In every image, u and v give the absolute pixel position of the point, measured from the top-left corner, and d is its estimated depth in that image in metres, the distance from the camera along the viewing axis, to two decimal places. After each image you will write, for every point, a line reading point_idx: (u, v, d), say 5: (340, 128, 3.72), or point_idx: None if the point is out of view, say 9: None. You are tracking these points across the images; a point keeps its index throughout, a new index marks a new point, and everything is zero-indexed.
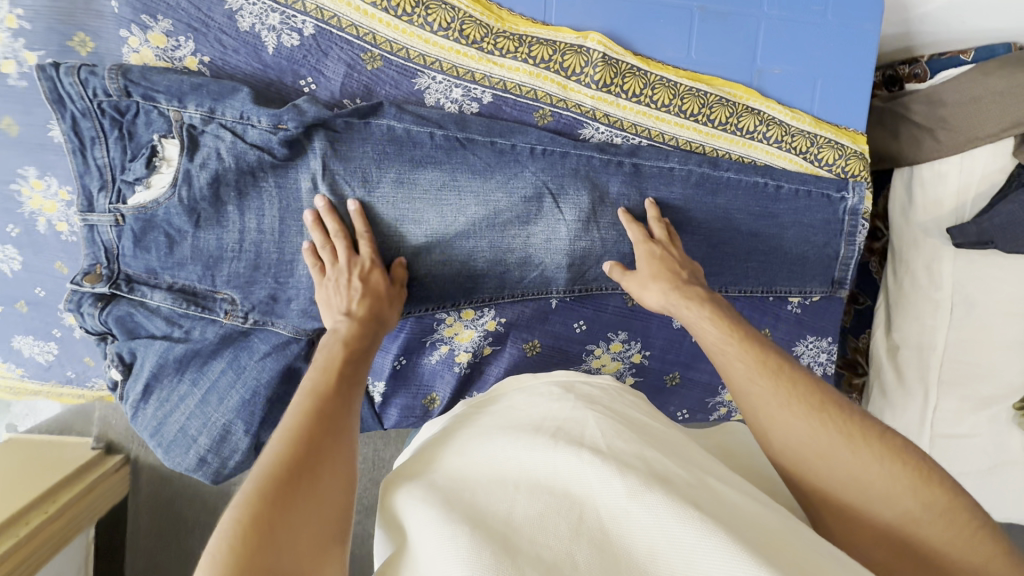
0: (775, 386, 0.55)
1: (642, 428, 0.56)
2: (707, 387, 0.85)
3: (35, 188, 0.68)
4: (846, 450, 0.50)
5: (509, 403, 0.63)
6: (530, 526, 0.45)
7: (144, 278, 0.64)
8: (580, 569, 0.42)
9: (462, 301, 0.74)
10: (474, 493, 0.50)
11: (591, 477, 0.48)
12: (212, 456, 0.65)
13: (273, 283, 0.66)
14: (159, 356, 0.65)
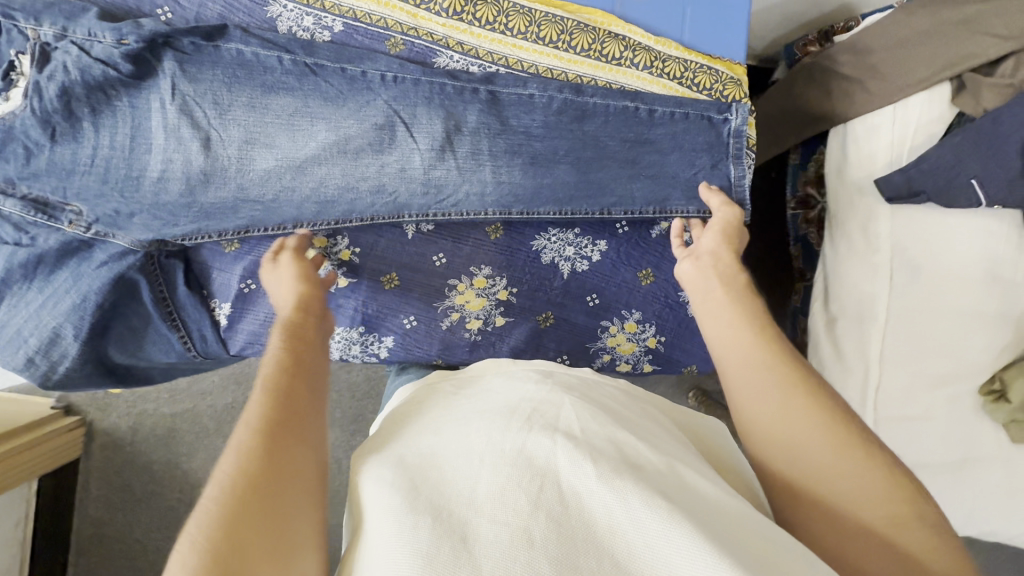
0: (798, 407, 0.46)
1: (625, 411, 0.54)
2: (585, 332, 0.79)
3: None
4: (848, 458, 0.44)
5: (489, 382, 0.60)
6: (489, 500, 0.42)
7: (2, 188, 0.68)
8: (535, 544, 0.40)
9: (310, 224, 0.73)
10: (440, 471, 0.46)
11: (559, 459, 0.45)
12: (42, 359, 0.67)
13: (119, 198, 0.69)
14: (7, 260, 0.68)
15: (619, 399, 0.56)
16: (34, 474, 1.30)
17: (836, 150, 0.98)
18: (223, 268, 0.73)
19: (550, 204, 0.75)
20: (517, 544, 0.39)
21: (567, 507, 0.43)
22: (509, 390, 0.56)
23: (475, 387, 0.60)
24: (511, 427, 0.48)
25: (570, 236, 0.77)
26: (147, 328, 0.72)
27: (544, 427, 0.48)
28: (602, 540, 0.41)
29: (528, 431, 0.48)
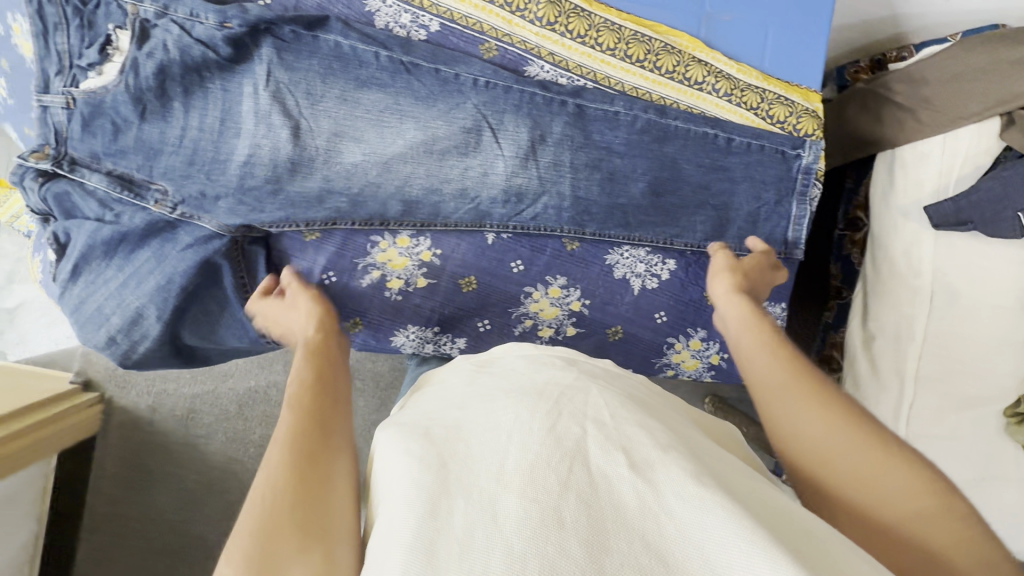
0: (816, 406, 0.49)
1: (650, 409, 0.53)
2: (649, 344, 0.80)
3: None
4: (865, 449, 0.46)
5: (510, 363, 0.58)
6: (518, 478, 0.40)
7: (86, 162, 0.67)
8: (567, 526, 0.37)
9: (394, 224, 0.73)
10: (465, 448, 0.44)
11: (589, 445, 0.43)
12: (122, 339, 0.68)
13: (205, 179, 0.68)
14: (89, 237, 0.67)
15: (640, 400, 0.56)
16: (56, 449, 1.27)
17: (885, 177, 1.00)
18: (304, 259, 0.73)
19: (620, 228, 0.76)
20: (547, 524, 0.37)
21: (597, 489, 0.40)
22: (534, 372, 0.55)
23: (498, 364, 0.58)
24: (539, 408, 0.47)
25: (641, 253, 0.78)
26: (222, 313, 0.72)
27: (573, 412, 0.47)
28: (635, 524, 0.38)
29: (558, 416, 0.46)
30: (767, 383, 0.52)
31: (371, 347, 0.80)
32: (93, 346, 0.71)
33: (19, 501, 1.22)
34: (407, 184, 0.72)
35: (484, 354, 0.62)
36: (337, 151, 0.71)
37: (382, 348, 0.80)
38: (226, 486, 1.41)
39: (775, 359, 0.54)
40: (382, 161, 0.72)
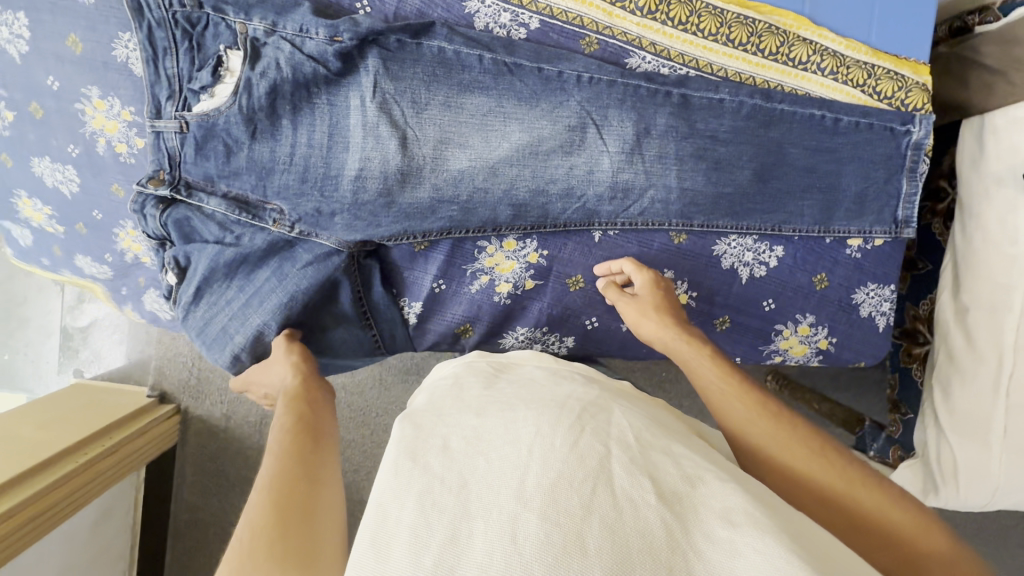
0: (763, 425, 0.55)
1: (670, 428, 0.54)
2: (757, 331, 0.80)
3: (99, 109, 0.82)
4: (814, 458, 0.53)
5: (529, 372, 0.61)
6: (541, 497, 0.40)
7: (202, 186, 0.68)
8: (591, 552, 0.37)
9: (503, 227, 0.72)
10: (481, 460, 0.43)
11: (614, 466, 0.43)
12: (253, 359, 0.70)
13: (319, 196, 0.68)
14: (211, 260, 0.67)
15: (655, 417, 0.57)
16: (145, 461, 1.31)
17: (974, 145, 0.89)
18: (415, 269, 0.73)
19: (729, 217, 0.75)
20: (572, 553, 0.36)
21: (622, 516, 0.39)
22: (558, 389, 0.56)
23: (517, 375, 0.59)
24: (562, 423, 0.47)
25: (748, 242, 0.77)
26: (337, 327, 0.72)
27: (596, 430, 0.47)
28: (661, 556, 0.38)
29: (581, 431, 0.46)
30: (735, 408, 0.57)
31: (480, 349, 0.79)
32: (218, 366, 0.72)
33: (112, 513, 1.26)
34: (511, 186, 0.72)
35: (502, 358, 0.64)
36: (438, 158, 0.70)
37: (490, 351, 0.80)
38: None
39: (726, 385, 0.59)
40: (482, 163, 0.71)
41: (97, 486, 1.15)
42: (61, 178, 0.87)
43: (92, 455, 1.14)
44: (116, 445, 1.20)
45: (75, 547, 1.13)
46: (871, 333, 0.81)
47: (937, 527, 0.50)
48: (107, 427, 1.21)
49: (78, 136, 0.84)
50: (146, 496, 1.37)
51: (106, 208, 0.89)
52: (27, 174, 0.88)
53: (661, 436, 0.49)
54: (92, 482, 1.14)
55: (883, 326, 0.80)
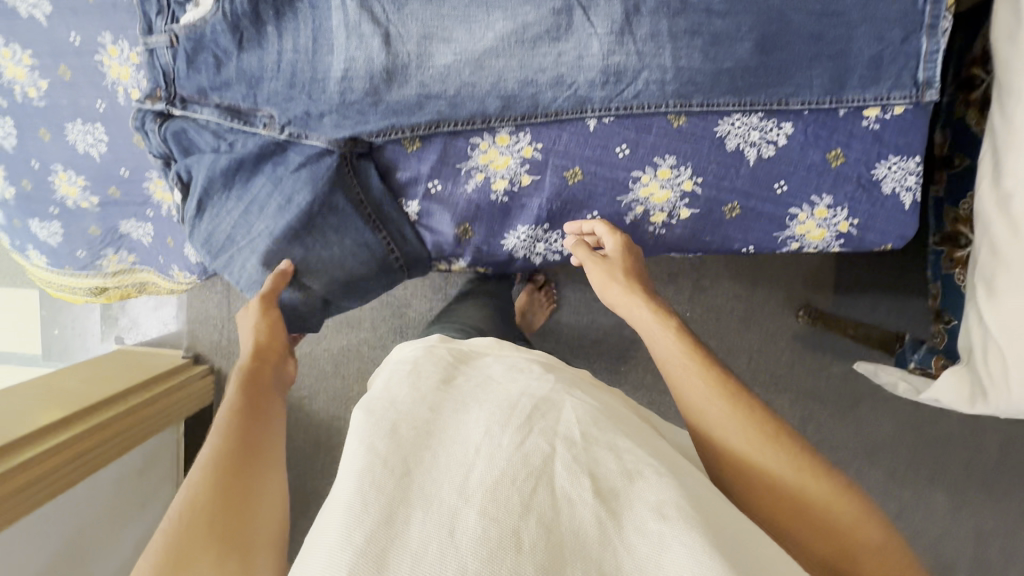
0: (720, 408, 0.57)
1: (617, 419, 0.59)
2: (770, 217, 0.76)
3: (113, 57, 0.82)
4: (768, 446, 0.54)
5: (488, 367, 0.67)
6: (482, 491, 0.47)
7: (196, 99, 0.69)
8: (523, 547, 0.43)
9: (495, 120, 0.71)
10: (433, 458, 0.51)
11: (556, 465, 0.50)
12: (259, 272, 0.72)
13: (307, 99, 0.68)
14: (208, 170, 0.69)
15: (606, 405, 0.62)
16: (184, 415, 1.39)
17: (1009, 17, 0.76)
18: (408, 170, 0.73)
19: (731, 93, 0.71)
20: (506, 546, 0.43)
21: (558, 513, 0.47)
22: (522, 381, 0.61)
23: (475, 371, 0.65)
24: (511, 425, 0.53)
25: (754, 120, 0.73)
26: (339, 239, 0.72)
27: (546, 431, 0.53)
28: (590, 549, 0.45)
29: (527, 431, 0.53)
30: (692, 385, 0.59)
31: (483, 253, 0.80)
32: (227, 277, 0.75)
33: (155, 462, 1.33)
34: (497, 79, 0.70)
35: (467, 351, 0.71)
36: (421, 53, 0.69)
37: (494, 254, 0.80)
38: (333, 442, 1.48)
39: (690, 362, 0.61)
40: (464, 56, 0.69)
41: (128, 440, 1.21)
42: (91, 139, 0.87)
43: (118, 410, 1.20)
44: (144, 403, 1.26)
45: (119, 490, 1.21)
46: (895, 211, 0.75)
47: (878, 520, 0.52)
48: (132, 386, 1.27)
49: (104, 89, 0.84)
50: (185, 446, 1.44)
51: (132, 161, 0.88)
52: (59, 145, 0.87)
53: (611, 432, 0.55)
54: (131, 431, 1.22)
55: (910, 204, 0.75)
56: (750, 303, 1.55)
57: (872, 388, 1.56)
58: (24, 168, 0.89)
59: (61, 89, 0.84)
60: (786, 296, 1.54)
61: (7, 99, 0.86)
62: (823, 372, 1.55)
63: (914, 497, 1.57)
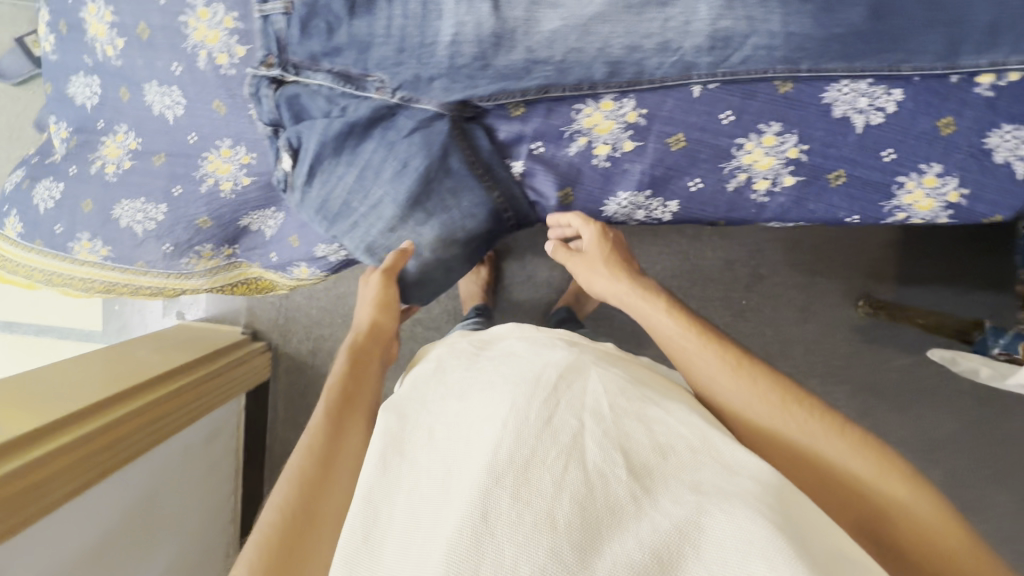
0: (740, 380, 0.71)
1: (642, 390, 0.72)
2: (875, 186, 0.75)
3: (202, 19, 0.75)
4: (784, 409, 0.68)
5: (513, 354, 0.79)
6: (517, 464, 0.56)
7: (307, 65, 0.70)
8: (559, 525, 0.52)
9: (601, 87, 0.71)
10: (468, 445, 0.61)
11: (585, 442, 0.60)
12: (383, 236, 0.81)
13: (417, 64, 0.69)
14: (321, 135, 0.71)
15: (635, 376, 0.76)
16: (245, 387, 1.43)
17: None
18: (514, 137, 0.76)
19: (841, 58, 0.69)
20: (543, 527, 0.52)
21: (593, 493, 0.55)
22: (546, 358, 0.74)
23: (502, 358, 0.77)
24: (536, 409, 0.63)
25: (862, 86, 0.71)
26: (457, 201, 0.78)
27: (572, 407, 0.65)
28: (627, 521, 0.54)
29: (552, 413, 0.63)
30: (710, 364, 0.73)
31: (586, 211, 0.85)
32: (340, 236, 0.81)
33: (223, 429, 1.39)
34: (604, 47, 0.69)
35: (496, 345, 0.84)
36: (527, 19, 0.68)
37: (595, 215, 0.86)
38: None
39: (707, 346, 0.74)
40: (570, 22, 0.68)
41: (190, 412, 1.23)
42: (169, 101, 0.79)
43: (179, 384, 1.21)
44: (202, 376, 1.28)
45: (183, 460, 1.23)
46: (1007, 181, 0.72)
47: (887, 463, 0.64)
48: (196, 360, 1.30)
49: (182, 52, 0.77)
50: (249, 416, 1.50)
51: (206, 127, 0.81)
52: (136, 107, 0.81)
53: (634, 404, 0.67)
54: (194, 404, 1.25)
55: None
56: (809, 291, 1.51)
57: (936, 383, 1.50)
58: (88, 129, 0.84)
59: (141, 48, 0.78)
60: (845, 287, 1.49)
61: (92, 58, 0.81)
62: (884, 365, 1.50)
63: (979, 498, 1.50)
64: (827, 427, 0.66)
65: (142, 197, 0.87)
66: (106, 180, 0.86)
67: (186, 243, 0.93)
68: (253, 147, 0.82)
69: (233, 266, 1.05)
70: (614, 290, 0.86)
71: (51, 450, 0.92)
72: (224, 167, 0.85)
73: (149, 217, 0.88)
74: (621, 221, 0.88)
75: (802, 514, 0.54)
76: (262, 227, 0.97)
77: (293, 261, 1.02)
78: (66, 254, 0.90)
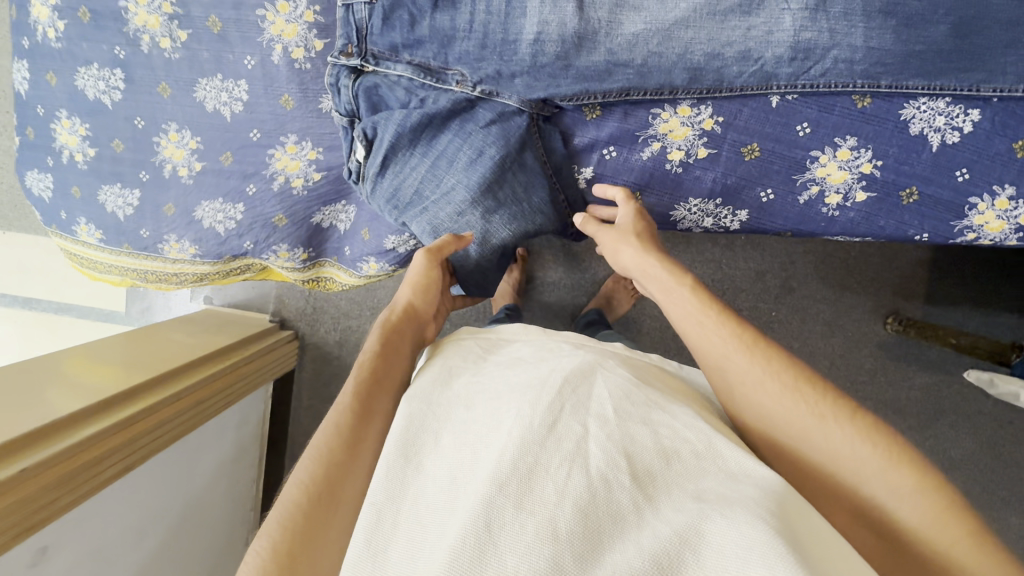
0: (772, 387, 0.60)
1: (652, 391, 0.62)
2: (946, 205, 0.74)
3: (280, 13, 0.78)
4: (823, 426, 0.57)
5: (517, 352, 0.72)
6: (516, 471, 0.49)
7: (387, 56, 0.70)
8: (561, 537, 0.45)
9: (680, 93, 0.72)
10: (475, 454, 0.54)
11: (590, 446, 0.52)
12: (450, 219, 0.78)
13: (499, 60, 0.69)
14: (397, 126, 0.72)
15: (642, 377, 0.67)
16: (274, 375, 1.42)
17: None
18: (589, 140, 0.77)
19: (920, 76, 0.69)
20: (544, 536, 0.45)
21: (595, 501, 0.48)
22: (554, 362, 0.66)
23: (506, 357, 0.71)
24: (545, 407, 0.56)
25: (940, 105, 0.71)
26: (528, 193, 0.77)
27: (576, 410, 0.57)
28: (630, 535, 0.46)
29: (561, 413, 0.56)
30: (742, 368, 0.62)
31: (651, 218, 0.85)
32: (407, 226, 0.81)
33: (248, 419, 1.38)
34: (685, 53, 0.68)
35: (496, 337, 0.77)
36: (609, 21, 0.68)
37: (660, 221, 0.86)
38: None
39: (738, 346, 0.63)
40: (653, 26, 0.68)
41: (223, 400, 1.22)
42: (226, 97, 0.82)
43: (213, 369, 1.20)
44: (235, 363, 1.27)
45: (211, 448, 1.22)
46: None
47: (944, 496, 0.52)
48: (229, 346, 1.29)
49: (258, 45, 0.79)
50: (273, 405, 1.49)
51: (269, 124, 0.83)
52: (184, 103, 0.82)
53: (642, 406, 0.58)
54: (227, 391, 1.23)
55: None
56: (836, 307, 1.39)
57: None
58: (126, 126, 0.84)
59: (212, 41, 0.80)
60: (873, 302, 1.38)
61: (128, 49, 0.80)
62: (904, 382, 1.37)
63: None
64: (881, 457, 0.54)
65: (220, 197, 0.87)
66: (181, 182, 0.86)
67: (265, 242, 0.91)
68: (318, 142, 0.85)
69: (315, 268, 1.00)
70: (639, 267, 0.76)
71: (91, 436, 0.90)
72: (293, 164, 0.85)
73: (228, 216, 0.88)
74: (684, 229, 0.88)
75: (795, 514, 0.47)
76: (334, 222, 0.94)
77: (364, 256, 0.94)
78: (157, 256, 0.91)
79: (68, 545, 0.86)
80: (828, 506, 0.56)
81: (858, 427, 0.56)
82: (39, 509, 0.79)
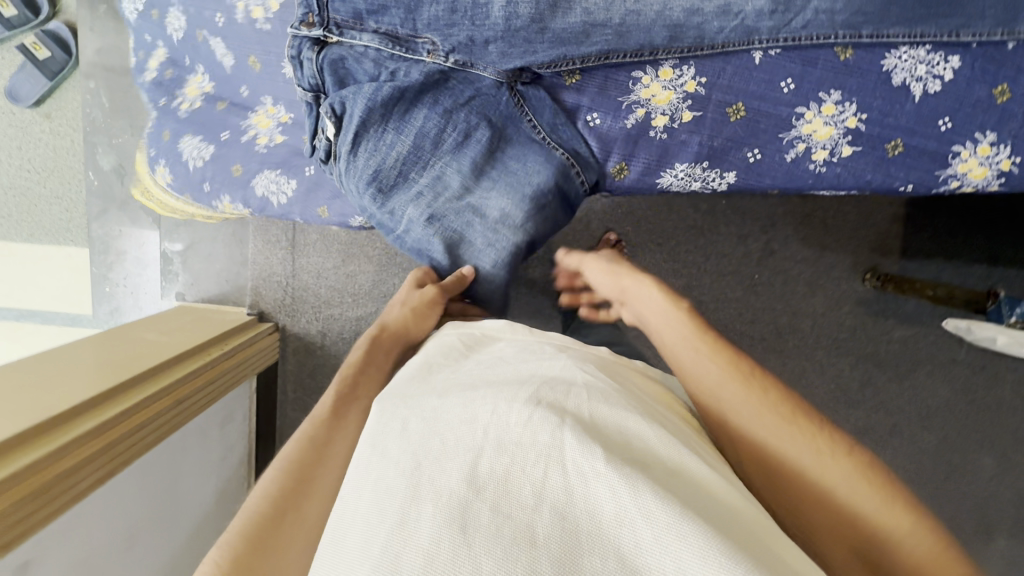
0: (770, 419, 0.61)
1: (627, 395, 0.60)
2: (930, 155, 0.74)
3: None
4: (822, 464, 0.58)
5: (500, 351, 0.70)
6: (492, 481, 0.46)
7: (351, 24, 0.66)
8: (538, 542, 0.42)
9: (661, 52, 0.69)
10: (444, 445, 0.50)
11: (565, 437, 0.50)
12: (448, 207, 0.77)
13: (471, 25, 0.65)
14: (368, 100, 0.67)
15: (614, 377, 0.65)
16: (259, 368, 1.38)
17: None
18: (574, 104, 0.74)
19: (901, 24, 0.67)
20: (519, 544, 0.42)
21: (572, 498, 0.46)
22: (537, 365, 0.64)
23: (485, 356, 0.69)
24: (521, 401, 0.53)
25: (921, 53, 0.69)
26: (521, 164, 0.75)
27: (553, 407, 0.53)
28: (608, 534, 0.44)
29: (535, 408, 0.53)
30: (740, 400, 0.63)
31: (635, 189, 0.82)
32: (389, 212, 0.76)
33: (235, 415, 1.35)
34: (664, 9, 0.66)
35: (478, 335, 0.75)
36: None
37: (643, 189, 0.82)
38: None
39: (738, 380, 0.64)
40: None
41: (207, 398, 1.18)
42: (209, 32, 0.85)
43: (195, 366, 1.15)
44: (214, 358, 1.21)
45: (193, 448, 1.18)
46: None
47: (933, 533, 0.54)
48: (203, 344, 1.22)
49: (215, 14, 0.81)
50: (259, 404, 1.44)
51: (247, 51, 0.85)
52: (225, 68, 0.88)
53: (619, 411, 0.56)
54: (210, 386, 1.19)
55: None
56: (818, 266, 1.40)
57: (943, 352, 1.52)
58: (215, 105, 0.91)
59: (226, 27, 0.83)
60: (853, 259, 1.39)
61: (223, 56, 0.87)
62: (884, 336, 1.39)
63: None
64: (874, 491, 0.56)
65: (277, 168, 0.91)
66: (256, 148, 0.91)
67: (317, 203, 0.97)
68: None
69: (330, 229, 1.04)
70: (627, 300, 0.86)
71: (78, 436, 0.87)
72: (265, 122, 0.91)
73: (281, 190, 0.92)
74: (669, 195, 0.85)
75: (762, 546, 0.44)
76: None
77: (321, 224, 0.99)
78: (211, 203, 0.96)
79: (59, 546, 0.83)
80: (822, 544, 0.56)
81: (851, 461, 0.58)
82: (25, 512, 0.76)
